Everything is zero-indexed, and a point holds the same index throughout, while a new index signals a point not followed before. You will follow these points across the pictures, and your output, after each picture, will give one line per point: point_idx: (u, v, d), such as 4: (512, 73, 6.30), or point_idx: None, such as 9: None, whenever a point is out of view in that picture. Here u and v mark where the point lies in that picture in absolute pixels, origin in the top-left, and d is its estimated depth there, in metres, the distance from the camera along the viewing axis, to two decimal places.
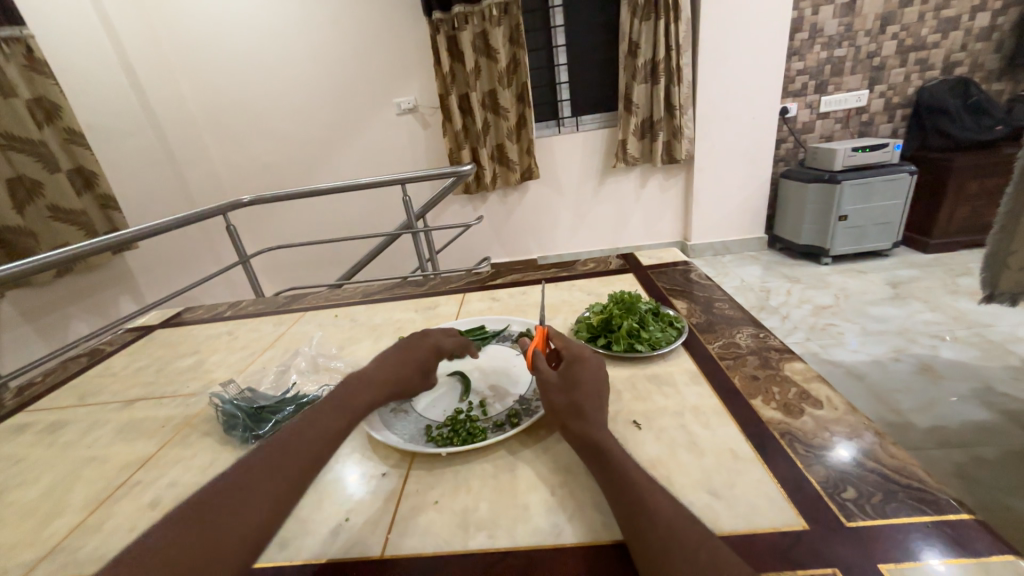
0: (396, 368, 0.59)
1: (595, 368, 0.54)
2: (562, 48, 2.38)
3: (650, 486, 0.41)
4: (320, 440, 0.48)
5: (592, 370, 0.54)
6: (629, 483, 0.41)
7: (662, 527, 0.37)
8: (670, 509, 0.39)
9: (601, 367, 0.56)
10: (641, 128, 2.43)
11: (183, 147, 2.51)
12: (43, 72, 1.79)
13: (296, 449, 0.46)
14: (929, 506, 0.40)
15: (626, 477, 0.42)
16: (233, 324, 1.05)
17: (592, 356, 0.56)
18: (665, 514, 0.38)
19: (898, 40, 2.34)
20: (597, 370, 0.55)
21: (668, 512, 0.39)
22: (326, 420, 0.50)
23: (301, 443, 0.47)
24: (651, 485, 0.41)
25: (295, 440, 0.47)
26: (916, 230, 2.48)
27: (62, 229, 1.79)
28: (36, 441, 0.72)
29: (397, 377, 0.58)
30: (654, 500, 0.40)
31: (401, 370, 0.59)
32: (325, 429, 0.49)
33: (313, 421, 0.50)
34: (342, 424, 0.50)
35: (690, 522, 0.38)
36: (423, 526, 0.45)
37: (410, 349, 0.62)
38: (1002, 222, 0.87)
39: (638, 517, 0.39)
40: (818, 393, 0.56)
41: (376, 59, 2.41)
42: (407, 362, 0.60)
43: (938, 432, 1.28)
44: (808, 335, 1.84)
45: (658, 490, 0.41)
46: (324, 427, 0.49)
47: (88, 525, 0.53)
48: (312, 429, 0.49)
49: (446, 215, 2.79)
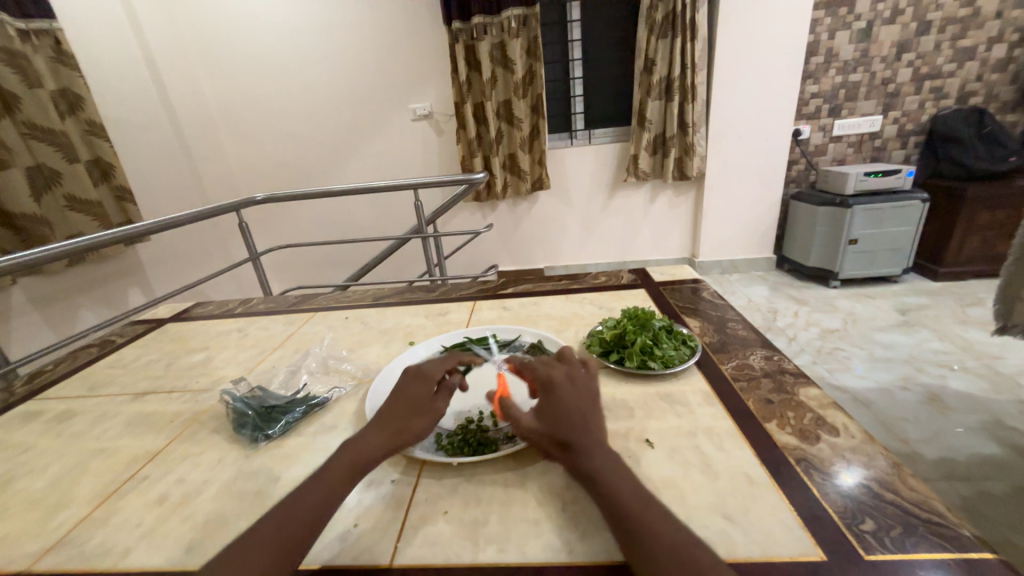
0: (392, 412, 0.54)
1: (569, 391, 0.51)
2: (578, 62, 2.41)
3: (649, 512, 0.40)
4: (321, 502, 0.44)
5: (565, 395, 0.51)
6: (626, 512, 0.40)
7: (662, 560, 0.37)
8: (669, 539, 0.38)
9: (577, 386, 0.52)
10: (653, 144, 2.45)
11: (199, 143, 2.55)
12: (69, 65, 1.83)
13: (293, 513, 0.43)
14: (950, 542, 0.39)
15: (622, 506, 0.41)
16: (244, 321, 1.06)
17: (563, 378, 0.53)
18: (665, 546, 0.38)
19: (913, 68, 2.35)
20: (572, 392, 0.51)
21: (668, 542, 0.38)
22: (325, 479, 0.46)
23: (292, 508, 0.44)
24: (650, 511, 0.40)
25: (287, 505, 0.44)
26: (926, 258, 2.46)
27: (77, 218, 1.81)
28: (45, 430, 0.72)
29: (394, 423, 0.52)
30: (654, 528, 0.39)
31: (398, 414, 0.53)
32: (313, 495, 0.45)
33: (312, 482, 0.46)
34: (332, 485, 0.46)
35: (692, 551, 0.37)
36: (432, 536, 0.45)
37: (406, 386, 0.56)
38: (1017, 254, 0.87)
39: (639, 552, 0.38)
40: (834, 420, 0.55)
41: (394, 65, 2.45)
42: (403, 403, 0.54)
43: (947, 464, 1.26)
44: (815, 358, 1.82)
45: (657, 515, 0.40)
46: (318, 485, 0.46)
47: (95, 518, 0.52)
48: (311, 490, 0.45)
49: (456, 221, 2.80)
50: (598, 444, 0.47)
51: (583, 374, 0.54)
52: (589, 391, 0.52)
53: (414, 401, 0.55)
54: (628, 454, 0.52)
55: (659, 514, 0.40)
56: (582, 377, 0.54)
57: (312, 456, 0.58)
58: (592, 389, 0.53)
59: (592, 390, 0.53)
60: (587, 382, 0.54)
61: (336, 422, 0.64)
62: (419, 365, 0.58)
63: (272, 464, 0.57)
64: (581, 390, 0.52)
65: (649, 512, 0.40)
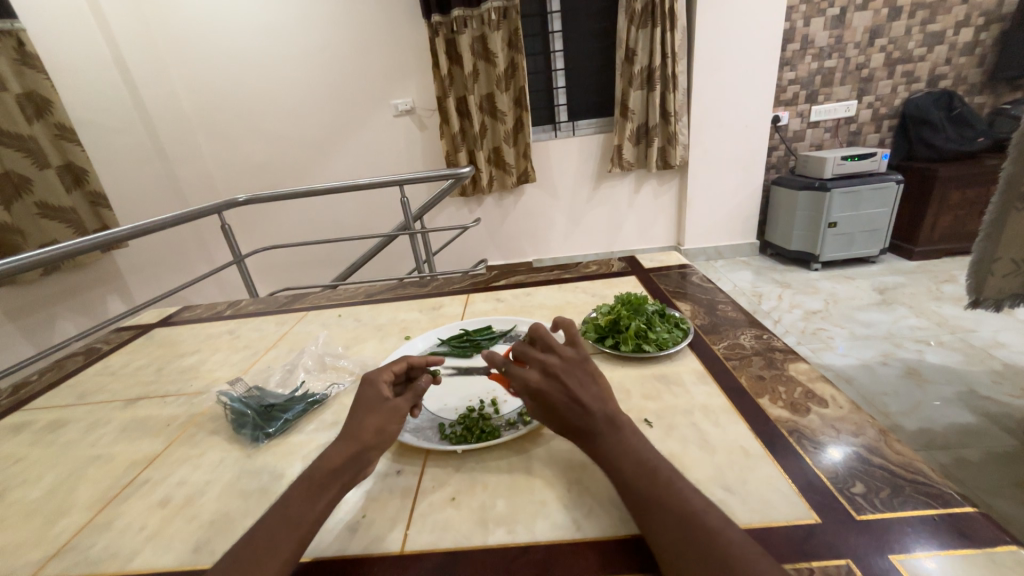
0: (356, 425, 0.50)
1: (553, 385, 0.49)
2: (559, 53, 2.41)
3: (657, 483, 0.41)
4: (302, 520, 0.43)
5: (551, 391, 0.49)
6: (634, 486, 0.41)
7: (671, 526, 0.37)
8: (676, 505, 0.39)
9: (556, 375, 0.50)
10: (636, 133, 2.47)
11: (175, 145, 2.48)
12: (34, 67, 1.76)
13: (277, 537, 0.41)
14: (934, 499, 0.42)
15: (632, 481, 0.42)
16: (234, 323, 1.04)
17: (541, 376, 0.50)
18: (674, 512, 0.38)
19: (886, 53, 2.41)
20: (557, 386, 0.49)
21: (675, 508, 0.38)
22: (301, 500, 0.44)
23: (275, 530, 0.42)
24: (659, 480, 0.41)
25: (268, 527, 0.42)
26: (902, 238, 2.54)
27: (50, 226, 1.76)
28: (36, 440, 0.71)
29: (360, 433, 0.49)
30: (662, 496, 0.40)
31: (367, 424, 0.50)
32: (296, 515, 0.43)
33: (285, 504, 0.44)
34: (313, 504, 0.44)
35: (701, 514, 0.38)
36: (441, 522, 0.46)
37: (365, 400, 0.53)
38: (987, 230, 0.90)
39: (650, 523, 0.39)
40: (824, 393, 0.58)
41: (374, 61, 2.41)
42: (370, 412, 0.51)
43: (925, 434, 1.32)
44: (800, 339, 1.87)
45: (666, 483, 0.41)
46: (297, 505, 0.44)
47: (97, 524, 0.52)
48: (290, 513, 0.43)
49: (442, 217, 2.78)
50: (604, 422, 0.47)
51: (558, 356, 0.51)
52: (572, 370, 0.50)
53: (373, 406, 0.52)
54: None
55: (667, 482, 0.41)
56: (557, 361, 0.51)
57: (313, 452, 0.58)
58: (576, 364, 0.51)
59: (575, 366, 0.51)
60: (566, 361, 0.51)
61: (336, 418, 0.64)
62: (371, 378, 0.55)
63: (274, 463, 0.57)
64: (563, 375, 0.50)
65: (658, 482, 0.41)
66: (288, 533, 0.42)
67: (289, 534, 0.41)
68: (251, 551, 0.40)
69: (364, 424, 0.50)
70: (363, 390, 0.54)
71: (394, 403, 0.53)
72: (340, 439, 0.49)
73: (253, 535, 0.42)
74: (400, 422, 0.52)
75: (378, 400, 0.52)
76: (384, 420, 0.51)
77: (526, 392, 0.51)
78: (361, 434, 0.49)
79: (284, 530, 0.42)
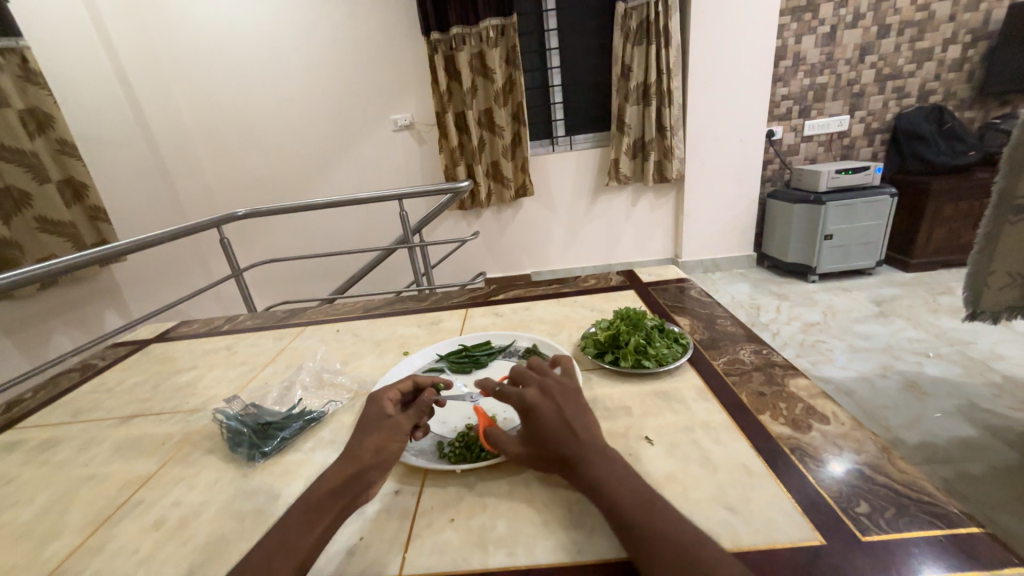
0: (357, 445, 0.50)
1: (548, 405, 0.50)
2: (556, 70, 2.45)
3: (651, 513, 0.41)
4: (300, 542, 0.42)
5: (545, 411, 0.49)
6: (629, 515, 0.41)
7: (666, 559, 0.37)
8: (673, 536, 0.38)
9: (554, 396, 0.51)
10: (633, 147, 2.50)
11: (175, 159, 2.50)
12: (37, 83, 1.78)
13: (274, 561, 0.40)
14: (940, 519, 0.41)
15: (625, 510, 0.41)
16: (232, 338, 1.04)
17: (539, 394, 0.51)
18: (670, 543, 0.38)
19: (876, 69, 2.46)
20: (553, 406, 0.50)
21: (672, 539, 0.38)
22: (299, 522, 0.44)
23: (272, 553, 0.41)
24: (653, 510, 0.41)
25: (266, 551, 0.41)
26: (897, 250, 2.56)
27: (48, 240, 1.76)
28: (29, 459, 0.70)
29: (359, 453, 0.49)
30: (658, 527, 0.39)
31: (368, 443, 0.50)
32: (294, 537, 0.42)
33: (283, 527, 0.43)
34: (312, 526, 0.43)
35: (697, 546, 0.37)
36: (439, 544, 0.45)
37: (369, 420, 0.53)
38: (981, 243, 0.91)
39: (645, 554, 0.38)
40: (825, 409, 0.57)
41: (374, 77, 2.45)
42: (371, 431, 0.51)
43: (928, 448, 1.31)
44: (799, 351, 1.87)
45: (659, 514, 0.40)
46: (296, 528, 0.43)
47: (89, 546, 0.51)
48: (287, 536, 0.42)
49: (441, 230, 2.80)
50: (595, 450, 0.47)
51: (555, 380, 0.53)
52: (568, 396, 0.51)
53: (375, 425, 0.52)
54: (628, 453, 0.53)
55: (661, 512, 0.41)
56: (555, 384, 0.52)
57: (310, 472, 0.57)
58: (570, 390, 0.52)
59: (570, 392, 0.52)
60: (562, 387, 0.52)
61: (334, 436, 0.64)
62: (377, 397, 0.55)
63: (270, 483, 0.56)
64: (559, 399, 0.51)
65: (652, 512, 0.41)
66: (285, 557, 0.41)
67: (286, 557, 0.41)
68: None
69: (364, 443, 0.50)
70: (366, 409, 0.54)
71: (395, 421, 0.53)
72: (340, 460, 0.49)
73: (250, 560, 0.41)
74: (401, 440, 0.52)
75: (378, 419, 0.53)
76: (384, 439, 0.51)
77: (519, 412, 0.51)
78: (361, 454, 0.49)
79: (280, 553, 0.41)
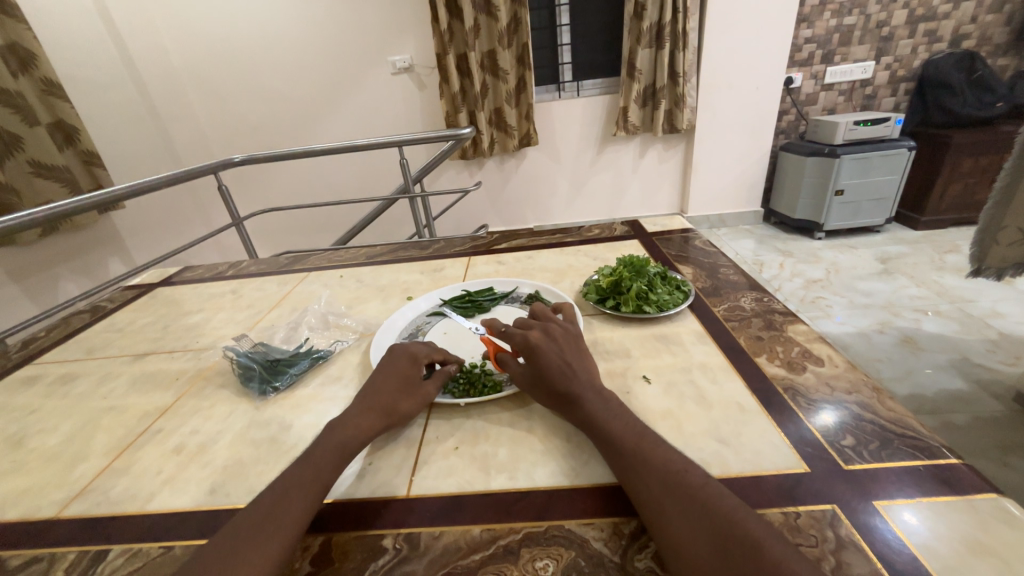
0: (392, 400, 0.52)
1: (550, 346, 0.53)
2: (565, 7, 2.27)
3: (642, 443, 0.43)
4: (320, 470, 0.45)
5: (547, 350, 0.52)
6: (621, 445, 0.43)
7: (653, 482, 0.39)
8: (659, 463, 0.40)
9: (555, 339, 0.54)
10: (643, 95, 2.39)
11: (166, 102, 2.40)
12: (13, 16, 1.67)
13: (291, 491, 0.42)
14: (922, 452, 0.43)
15: (618, 441, 0.43)
16: (237, 283, 1.04)
17: (542, 335, 0.54)
18: (657, 469, 0.40)
19: (909, 9, 2.28)
20: (554, 346, 0.53)
21: (657, 466, 0.40)
22: (320, 453, 0.46)
23: (295, 477, 0.44)
24: (643, 441, 0.43)
25: (290, 476, 0.44)
26: (908, 207, 2.51)
27: (44, 185, 1.73)
28: (49, 392, 0.73)
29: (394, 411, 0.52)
30: (645, 455, 0.41)
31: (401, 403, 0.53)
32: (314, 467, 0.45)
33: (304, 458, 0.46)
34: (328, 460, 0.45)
35: (682, 472, 0.39)
36: (444, 469, 0.48)
37: (406, 378, 0.55)
38: (996, 196, 0.89)
39: (633, 479, 0.40)
40: (820, 352, 0.59)
41: (370, 14, 2.29)
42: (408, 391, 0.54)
43: (915, 400, 1.35)
44: (799, 307, 1.88)
45: (650, 445, 0.42)
46: (315, 458, 0.45)
47: (115, 468, 0.54)
48: (309, 463, 0.45)
49: (443, 180, 2.74)
50: (591, 388, 0.49)
51: (558, 326, 0.56)
52: (569, 340, 0.55)
53: (410, 384, 0.55)
54: (625, 392, 0.55)
55: (650, 443, 0.42)
56: (557, 329, 0.55)
57: (320, 405, 0.60)
58: (571, 336, 0.56)
59: (571, 337, 0.55)
60: (564, 331, 0.55)
61: (341, 373, 0.66)
62: (416, 353, 0.58)
63: (281, 415, 0.59)
64: (561, 342, 0.54)
65: (642, 443, 0.43)
66: (301, 488, 0.43)
67: (305, 486, 0.43)
68: (273, 500, 0.41)
69: (399, 405, 0.52)
70: (404, 365, 0.56)
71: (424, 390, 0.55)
72: (370, 409, 0.51)
73: (273, 488, 0.43)
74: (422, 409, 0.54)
75: (412, 381, 0.55)
76: (414, 405, 0.53)
77: (521, 350, 0.53)
78: (394, 414, 0.52)
79: (301, 481, 0.43)
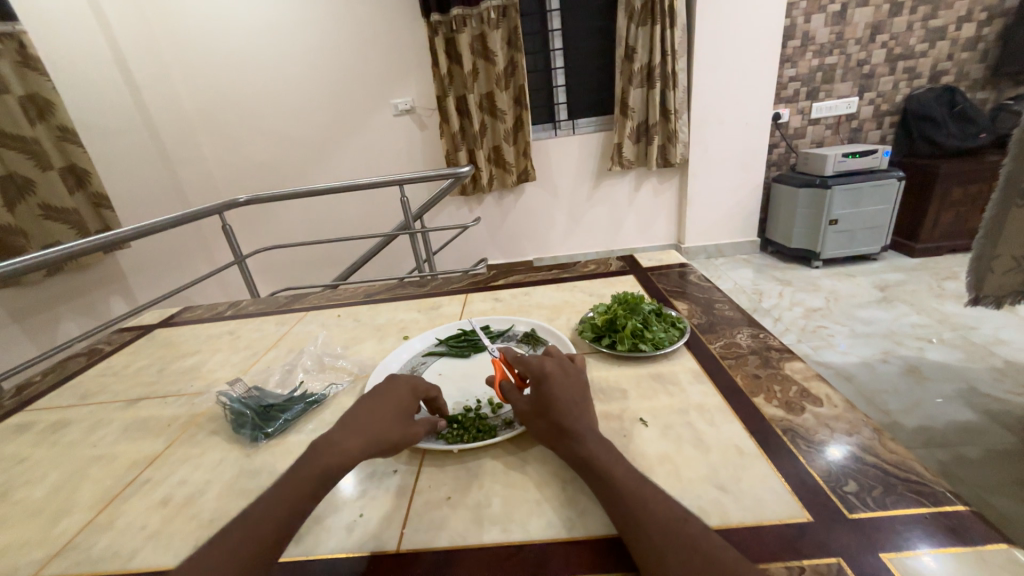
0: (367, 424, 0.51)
1: (562, 380, 0.53)
2: (558, 52, 2.39)
3: (641, 490, 0.41)
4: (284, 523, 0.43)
5: (559, 382, 0.53)
6: (620, 491, 0.42)
7: (654, 533, 0.38)
8: (659, 513, 0.39)
9: (568, 374, 0.54)
10: (637, 131, 2.46)
11: (177, 147, 2.49)
12: (37, 69, 1.76)
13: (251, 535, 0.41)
14: (927, 498, 0.42)
15: (618, 486, 0.42)
16: (235, 323, 1.05)
17: (557, 368, 0.54)
18: (657, 519, 0.39)
19: (888, 49, 2.40)
20: (564, 380, 0.53)
21: (657, 514, 0.39)
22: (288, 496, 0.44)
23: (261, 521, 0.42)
24: (642, 489, 0.42)
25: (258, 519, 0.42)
26: (903, 235, 2.53)
27: (52, 227, 1.77)
28: (39, 440, 0.72)
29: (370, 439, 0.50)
30: (646, 504, 0.40)
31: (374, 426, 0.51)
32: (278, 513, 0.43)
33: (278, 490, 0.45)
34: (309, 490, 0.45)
35: (683, 523, 0.38)
36: (437, 521, 0.46)
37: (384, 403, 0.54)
38: (986, 227, 0.90)
39: (632, 528, 0.39)
40: (818, 391, 0.58)
41: (374, 61, 2.41)
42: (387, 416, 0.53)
43: (925, 432, 1.32)
44: (800, 336, 1.87)
45: (649, 493, 0.41)
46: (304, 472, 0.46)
47: (101, 521, 0.53)
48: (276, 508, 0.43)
49: (443, 215, 2.79)
50: (591, 430, 0.48)
51: (572, 364, 0.57)
52: (580, 379, 0.55)
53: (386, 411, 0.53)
54: (621, 434, 0.54)
55: (651, 491, 0.41)
56: (572, 366, 0.56)
57: None
58: (583, 376, 0.56)
59: (582, 376, 0.56)
60: (577, 370, 0.56)
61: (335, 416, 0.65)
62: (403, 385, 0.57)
63: (272, 463, 0.58)
64: (572, 378, 0.54)
65: (641, 490, 0.41)
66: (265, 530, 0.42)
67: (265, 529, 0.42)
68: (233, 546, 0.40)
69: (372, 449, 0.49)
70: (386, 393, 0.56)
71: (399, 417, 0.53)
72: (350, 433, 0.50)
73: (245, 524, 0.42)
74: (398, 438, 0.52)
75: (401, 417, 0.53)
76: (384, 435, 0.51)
77: (534, 376, 0.54)
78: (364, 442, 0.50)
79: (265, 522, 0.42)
